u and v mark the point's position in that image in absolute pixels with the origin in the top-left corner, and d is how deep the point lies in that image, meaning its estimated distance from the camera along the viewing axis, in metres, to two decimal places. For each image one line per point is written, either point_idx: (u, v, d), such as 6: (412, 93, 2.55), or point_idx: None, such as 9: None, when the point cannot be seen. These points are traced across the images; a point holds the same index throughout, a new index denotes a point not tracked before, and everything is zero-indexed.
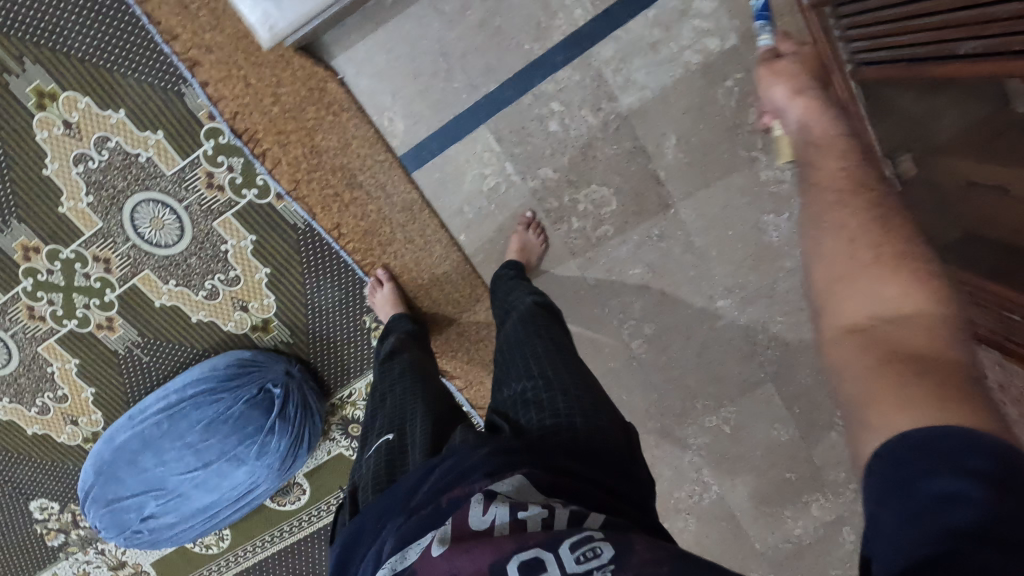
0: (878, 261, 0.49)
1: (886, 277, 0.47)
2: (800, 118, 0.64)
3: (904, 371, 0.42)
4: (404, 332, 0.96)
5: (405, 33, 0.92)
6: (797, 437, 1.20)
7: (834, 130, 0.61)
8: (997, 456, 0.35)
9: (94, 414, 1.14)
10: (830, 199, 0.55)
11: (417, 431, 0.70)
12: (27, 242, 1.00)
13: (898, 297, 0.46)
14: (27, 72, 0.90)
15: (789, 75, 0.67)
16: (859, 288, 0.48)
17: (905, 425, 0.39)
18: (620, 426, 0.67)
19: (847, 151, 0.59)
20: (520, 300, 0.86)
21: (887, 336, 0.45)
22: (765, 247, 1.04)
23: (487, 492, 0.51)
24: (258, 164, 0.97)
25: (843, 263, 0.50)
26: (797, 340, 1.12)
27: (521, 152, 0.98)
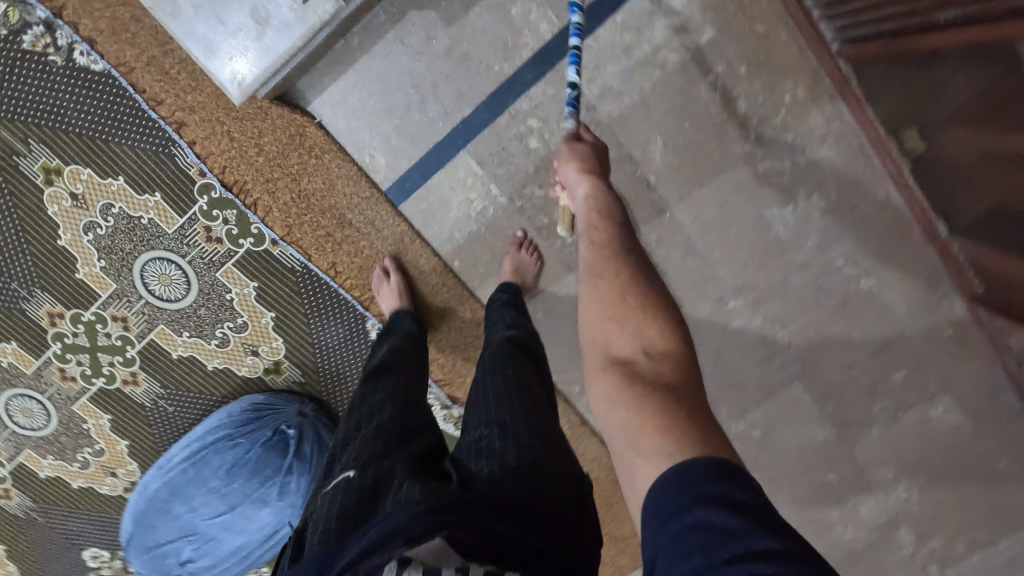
0: (638, 316, 0.55)
1: (640, 323, 0.55)
2: (586, 193, 0.66)
3: (648, 393, 0.49)
4: (404, 333, 0.94)
5: (374, 70, 0.92)
6: (834, 438, 1.13)
7: (605, 207, 0.64)
8: (731, 479, 0.41)
9: (130, 464, 1.19)
10: (601, 260, 0.60)
11: (384, 475, 0.61)
12: (51, 309, 1.06)
13: (653, 346, 0.53)
14: (33, 151, 0.96)
15: (580, 157, 0.69)
16: (622, 328, 0.55)
17: (664, 446, 0.45)
18: (571, 480, 0.66)
19: (613, 227, 0.63)
20: (496, 332, 0.87)
21: (645, 370, 0.51)
22: (772, 243, 0.99)
23: (403, 559, 0.50)
24: (250, 214, 0.99)
25: (612, 306, 0.56)
26: (820, 337, 1.05)
27: (504, 172, 0.97)
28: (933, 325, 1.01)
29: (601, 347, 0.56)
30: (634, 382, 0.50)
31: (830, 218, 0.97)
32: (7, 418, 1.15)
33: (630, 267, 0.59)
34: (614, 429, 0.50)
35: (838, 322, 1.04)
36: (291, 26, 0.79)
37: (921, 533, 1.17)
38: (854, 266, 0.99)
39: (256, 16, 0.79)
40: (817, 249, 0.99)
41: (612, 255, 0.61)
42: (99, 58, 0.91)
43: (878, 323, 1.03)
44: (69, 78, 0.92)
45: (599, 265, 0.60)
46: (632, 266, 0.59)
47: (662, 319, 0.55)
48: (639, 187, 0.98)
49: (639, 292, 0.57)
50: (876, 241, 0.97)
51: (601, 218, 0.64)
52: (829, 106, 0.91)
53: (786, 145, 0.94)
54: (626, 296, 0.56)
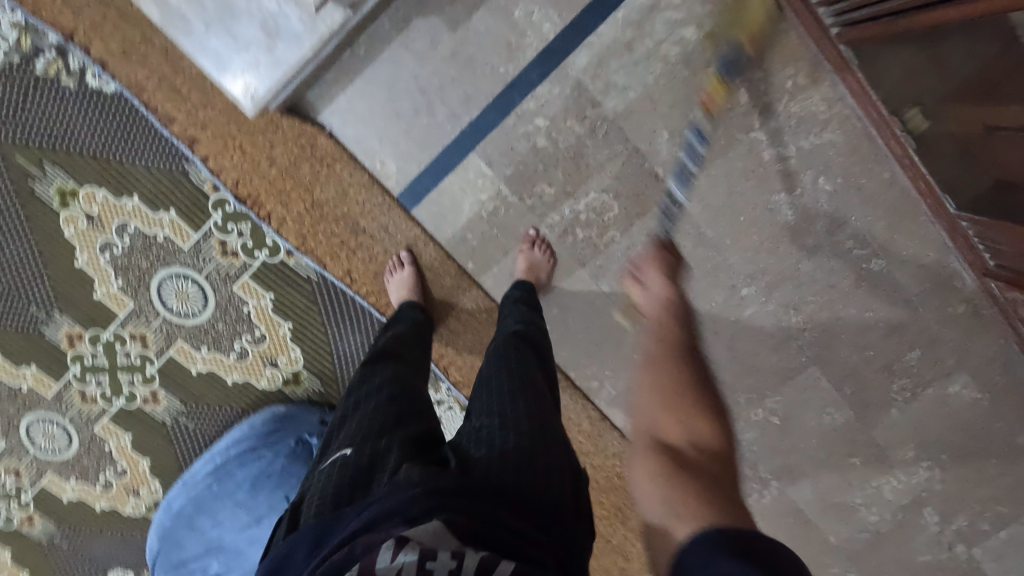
0: (690, 403, 0.59)
1: (692, 412, 0.58)
2: (660, 294, 0.73)
3: (691, 476, 0.53)
4: (409, 321, 0.94)
5: (381, 78, 0.94)
6: (853, 419, 1.13)
7: (671, 312, 0.71)
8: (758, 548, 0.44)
9: (153, 483, 1.19)
10: (657, 349, 0.65)
11: (380, 456, 0.64)
12: (70, 330, 1.07)
13: (701, 436, 0.56)
14: (48, 175, 0.97)
15: (661, 263, 0.76)
16: (673, 417, 0.58)
17: (697, 520, 0.48)
18: (571, 474, 0.67)
19: (670, 317, 0.70)
20: (504, 327, 0.88)
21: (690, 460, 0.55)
22: (781, 228, 1.00)
23: (400, 537, 0.49)
24: (265, 226, 1.00)
25: (665, 396, 0.60)
26: (835, 319, 1.06)
27: (513, 172, 0.98)
28: (944, 301, 1.02)
29: (648, 427, 0.59)
30: (678, 466, 0.54)
31: (837, 200, 0.98)
32: (29, 443, 1.16)
33: (684, 363, 0.63)
34: (650, 500, 0.53)
35: (852, 304, 1.04)
36: (301, 37, 0.80)
37: (947, 512, 1.17)
38: (863, 246, 1.00)
39: (266, 27, 0.80)
40: (826, 231, 1.00)
41: (671, 348, 0.65)
42: (111, 79, 0.93)
43: (891, 302, 1.04)
44: (81, 101, 0.94)
45: (659, 357, 0.64)
46: (686, 362, 0.63)
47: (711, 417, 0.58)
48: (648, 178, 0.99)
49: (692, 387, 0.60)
50: (884, 221, 0.98)
51: (671, 317, 0.71)
52: (831, 90, 0.93)
53: (790, 130, 0.95)
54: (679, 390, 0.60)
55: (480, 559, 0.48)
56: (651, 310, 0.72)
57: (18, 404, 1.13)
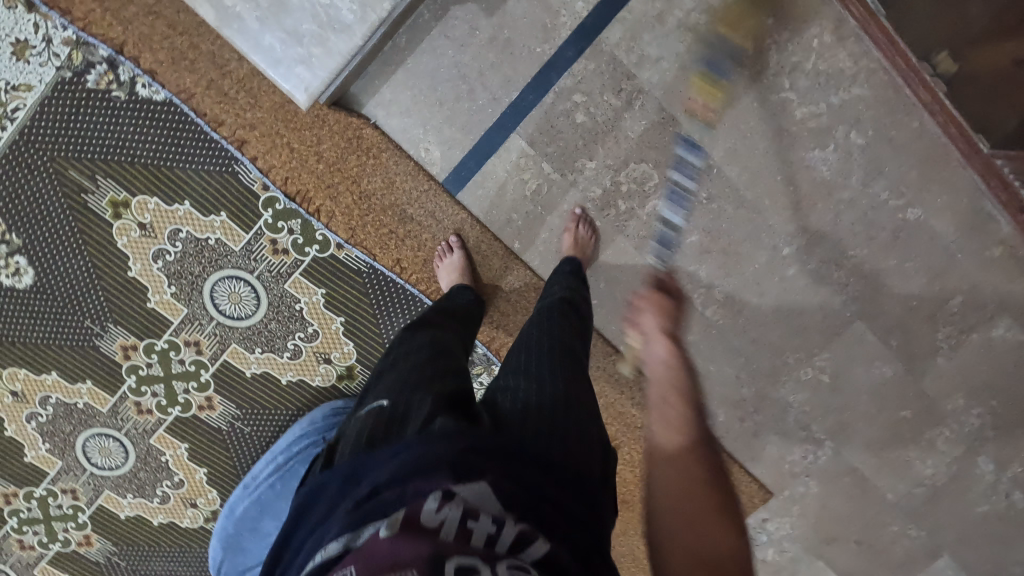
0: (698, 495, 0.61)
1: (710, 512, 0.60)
2: (661, 355, 0.75)
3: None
4: (464, 301, 0.95)
5: (423, 67, 0.98)
6: (901, 371, 1.14)
7: (680, 378, 0.72)
8: None
9: (210, 492, 1.19)
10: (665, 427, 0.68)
11: (416, 405, 0.64)
12: (124, 342, 1.09)
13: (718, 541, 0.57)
14: (101, 187, 1.00)
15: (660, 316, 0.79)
16: (691, 510, 0.59)
17: None
18: (599, 444, 0.67)
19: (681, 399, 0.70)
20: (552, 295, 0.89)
21: (709, 553, 0.56)
22: (817, 184, 1.03)
23: (447, 490, 0.49)
24: (315, 221, 1.03)
25: (683, 482, 0.62)
26: (876, 270, 1.07)
27: (554, 150, 1.01)
28: (983, 245, 1.04)
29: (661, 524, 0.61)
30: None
31: (870, 153, 1.01)
32: (85, 460, 1.16)
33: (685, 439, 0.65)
34: None
35: (893, 254, 1.06)
36: (352, 27, 0.84)
37: (1002, 459, 1.17)
38: (899, 197, 1.03)
39: (318, 20, 0.83)
40: (861, 183, 1.03)
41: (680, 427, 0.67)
42: (160, 88, 0.96)
43: (930, 249, 1.06)
44: (132, 111, 0.96)
45: (675, 442, 0.66)
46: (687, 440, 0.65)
47: (728, 510, 0.60)
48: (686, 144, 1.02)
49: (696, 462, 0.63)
50: (916, 170, 1.01)
51: (676, 394, 0.70)
52: (856, 45, 0.97)
53: (819, 88, 0.99)
54: (703, 482, 0.62)
55: (516, 532, 0.48)
56: (653, 371, 0.75)
57: (73, 421, 1.14)
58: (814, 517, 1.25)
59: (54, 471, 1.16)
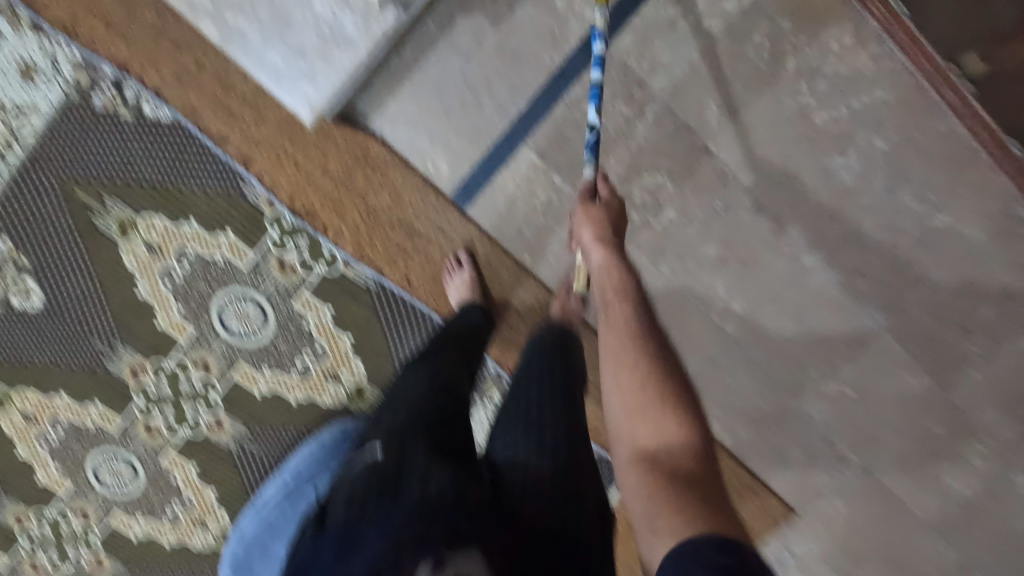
0: (646, 401, 0.64)
1: (658, 416, 0.63)
2: (603, 271, 0.77)
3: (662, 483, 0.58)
4: (471, 324, 0.94)
5: (429, 80, 0.96)
6: (931, 383, 1.09)
7: (625, 280, 0.75)
8: (729, 544, 0.50)
9: (220, 514, 1.17)
10: (613, 339, 0.70)
11: (412, 457, 0.61)
12: (133, 361, 1.08)
13: (669, 435, 0.62)
14: (108, 207, 0.99)
15: (593, 220, 0.81)
16: (646, 423, 0.63)
17: (673, 532, 0.53)
18: (596, 494, 0.68)
19: (630, 305, 0.73)
20: (547, 325, 0.87)
21: (664, 460, 0.60)
22: (839, 191, 0.99)
23: (439, 562, 0.50)
24: (322, 238, 1.01)
25: (635, 399, 0.65)
26: (902, 278, 1.03)
27: (565, 161, 0.99)
28: (1012, 251, 1.00)
29: (622, 427, 0.66)
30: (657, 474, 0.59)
31: (894, 158, 0.97)
32: (95, 482, 1.15)
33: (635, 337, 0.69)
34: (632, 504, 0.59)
35: (920, 262, 1.02)
36: (355, 40, 0.82)
37: None
38: (925, 203, 0.99)
39: (322, 34, 0.82)
40: (885, 190, 0.98)
41: (629, 326, 0.71)
42: (166, 106, 0.95)
43: (959, 257, 1.01)
44: (139, 130, 0.96)
45: (620, 352, 0.68)
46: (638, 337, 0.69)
47: (684, 415, 0.63)
48: (699, 151, 0.98)
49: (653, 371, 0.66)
50: (943, 174, 0.97)
51: (620, 304, 0.73)
52: (877, 47, 0.94)
53: (840, 92, 0.95)
54: (654, 395, 0.65)
55: None
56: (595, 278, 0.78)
57: (83, 442, 1.13)
58: (843, 539, 1.18)
59: (64, 493, 1.15)
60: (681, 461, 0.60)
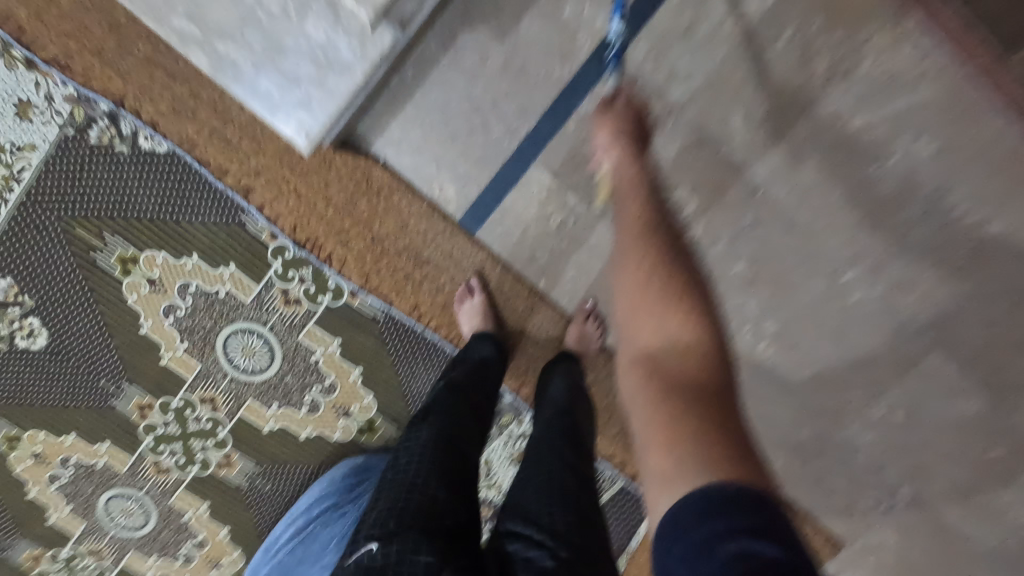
0: (659, 304, 0.55)
1: (670, 315, 0.55)
2: (614, 166, 0.73)
3: (664, 393, 0.50)
4: (480, 361, 0.87)
5: (433, 100, 0.91)
6: (988, 407, 0.99)
7: (637, 172, 0.71)
8: (743, 495, 0.41)
9: (234, 551, 1.13)
10: (627, 236, 0.62)
11: (409, 561, 0.56)
12: (140, 401, 1.05)
13: (680, 338, 0.53)
14: (108, 244, 0.96)
15: (611, 124, 0.76)
16: (649, 320, 0.56)
17: (670, 462, 0.46)
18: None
19: (644, 192, 0.68)
20: (554, 390, 0.82)
21: (665, 364, 0.52)
22: (879, 202, 0.91)
23: None
24: (327, 269, 0.97)
25: (640, 296, 0.57)
26: (952, 294, 0.94)
27: (579, 180, 0.94)
28: None
29: (626, 326, 0.58)
30: (658, 382, 0.52)
31: (939, 165, 0.89)
32: (108, 521, 1.12)
33: (652, 235, 0.61)
34: (632, 414, 0.53)
35: (971, 276, 0.93)
36: (352, 65, 0.78)
37: None
38: (976, 212, 0.90)
39: (316, 62, 0.78)
40: (931, 199, 0.90)
41: (644, 225, 0.62)
42: (163, 139, 0.92)
43: (1016, 269, 0.92)
44: (137, 164, 0.93)
45: (629, 247, 0.61)
46: (653, 236, 0.61)
47: (688, 309, 0.54)
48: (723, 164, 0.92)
49: (668, 272, 0.57)
50: (996, 180, 0.88)
51: (632, 192, 0.68)
52: (919, 45, 0.85)
53: (877, 95, 0.87)
54: (659, 287, 0.56)
55: None
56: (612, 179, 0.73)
57: (94, 482, 1.10)
58: (890, 570, 1.10)
59: (78, 532, 1.13)
60: (687, 366, 0.52)
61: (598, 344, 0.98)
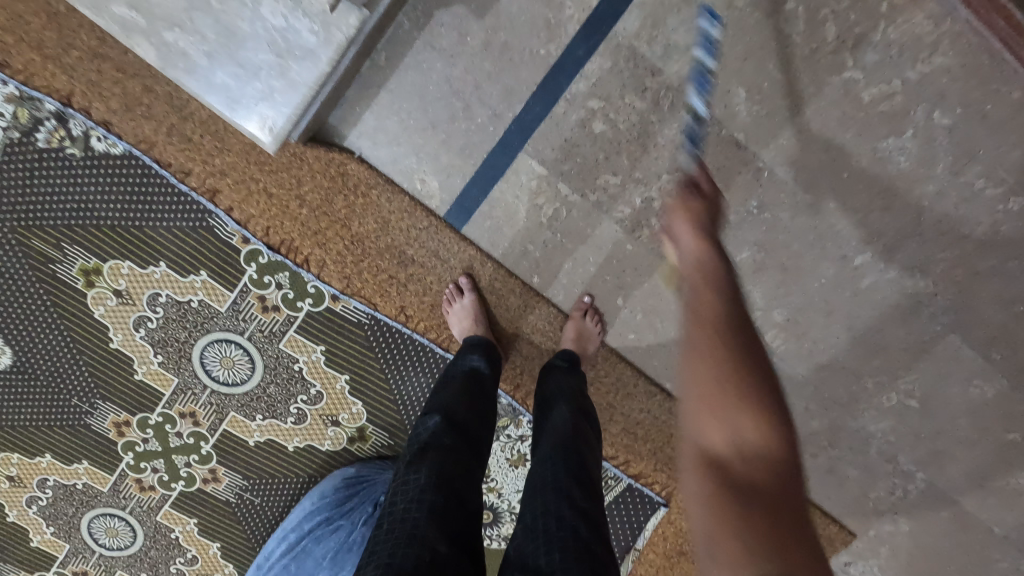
0: (736, 401, 0.46)
1: (745, 416, 0.45)
2: (689, 258, 0.58)
3: (735, 510, 0.40)
4: (471, 372, 0.81)
5: (409, 86, 0.84)
6: (1008, 389, 0.93)
7: (716, 261, 0.56)
8: None
9: (227, 567, 1.09)
10: (698, 311, 0.52)
11: None
12: (116, 418, 0.99)
13: (756, 445, 0.44)
14: (68, 255, 0.89)
15: (688, 206, 0.62)
16: (716, 416, 0.46)
17: None
18: None
19: (721, 278, 0.54)
20: (556, 418, 0.76)
21: (737, 474, 0.43)
22: (894, 179, 0.85)
23: None
24: (305, 272, 0.90)
25: (707, 388, 0.47)
26: (971, 273, 0.88)
27: (570, 167, 0.87)
28: None
29: (687, 415, 0.48)
30: (729, 496, 0.42)
31: (958, 135, 0.82)
32: (93, 542, 1.07)
33: (728, 318, 0.50)
34: (692, 525, 0.43)
35: (992, 252, 0.87)
36: (315, 52, 0.70)
37: None
38: (998, 185, 0.83)
39: (275, 48, 0.70)
40: (949, 173, 0.84)
41: (720, 306, 0.51)
42: (117, 139, 0.85)
43: None
44: (90, 168, 0.86)
45: (693, 340, 0.50)
46: (730, 320, 0.50)
47: (770, 414, 0.45)
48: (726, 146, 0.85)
49: (744, 364, 0.47)
50: (1019, 150, 0.82)
51: (709, 296, 0.52)
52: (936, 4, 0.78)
53: (892, 62, 0.80)
54: (734, 380, 0.46)
55: None
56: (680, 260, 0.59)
57: (75, 503, 1.05)
58: (906, 558, 1.05)
59: (63, 554, 1.08)
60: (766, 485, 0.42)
61: (598, 341, 0.92)
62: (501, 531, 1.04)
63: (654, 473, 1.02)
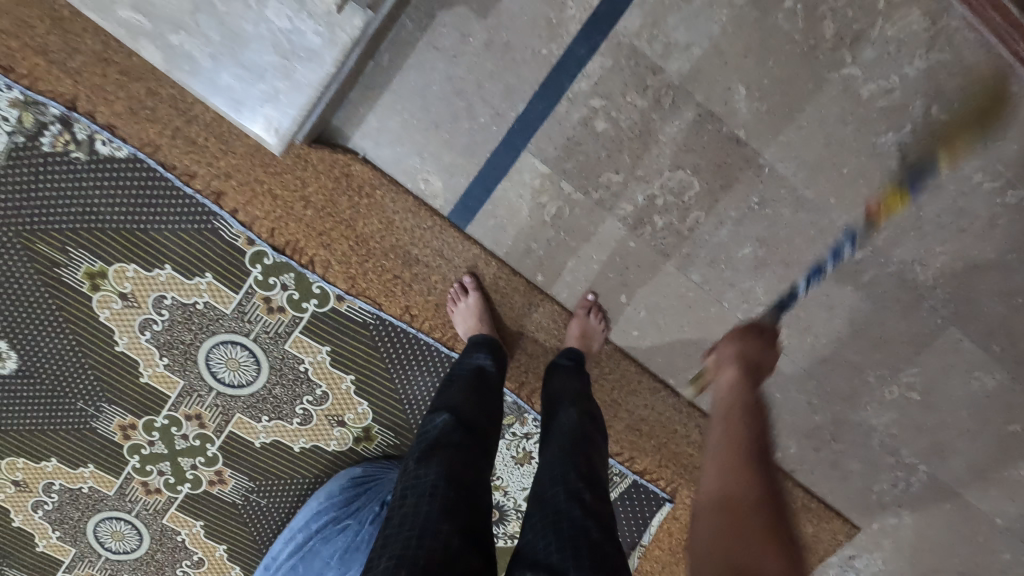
0: (755, 522, 0.47)
1: (762, 536, 0.46)
2: (728, 388, 0.65)
3: None
4: (477, 371, 0.82)
5: (412, 87, 0.85)
6: (1009, 380, 0.94)
7: (752, 403, 0.62)
8: None
9: (233, 569, 1.09)
10: (725, 443, 0.57)
11: None
12: (122, 421, 0.99)
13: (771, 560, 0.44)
14: (73, 259, 0.89)
15: (736, 347, 0.71)
16: (733, 531, 0.48)
17: None
18: None
19: (751, 418, 0.59)
20: (563, 419, 0.77)
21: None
22: (893, 173, 0.85)
23: None
24: (310, 273, 0.91)
25: (731, 508, 0.50)
26: (971, 266, 0.89)
27: (573, 166, 0.88)
28: None
29: (707, 538, 0.50)
30: None
31: None
32: (99, 546, 1.07)
33: (754, 454, 0.54)
34: None
35: (990, 245, 0.87)
36: (320, 53, 0.71)
37: None
38: (995, 178, 0.85)
39: (279, 49, 0.71)
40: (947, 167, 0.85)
41: (746, 442, 0.56)
42: (122, 143, 0.85)
43: None
44: (96, 172, 0.86)
45: (723, 464, 0.54)
46: (756, 456, 0.54)
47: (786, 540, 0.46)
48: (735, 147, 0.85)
49: (765, 493, 0.50)
50: (1016, 144, 0.83)
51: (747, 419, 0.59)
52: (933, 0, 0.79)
53: (890, 58, 0.81)
54: (755, 505, 0.49)
55: None
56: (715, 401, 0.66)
57: (81, 507, 1.05)
58: (909, 551, 1.06)
59: (68, 559, 1.08)
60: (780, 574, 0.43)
61: (602, 338, 0.93)
62: (507, 530, 1.05)
63: (659, 469, 1.03)
